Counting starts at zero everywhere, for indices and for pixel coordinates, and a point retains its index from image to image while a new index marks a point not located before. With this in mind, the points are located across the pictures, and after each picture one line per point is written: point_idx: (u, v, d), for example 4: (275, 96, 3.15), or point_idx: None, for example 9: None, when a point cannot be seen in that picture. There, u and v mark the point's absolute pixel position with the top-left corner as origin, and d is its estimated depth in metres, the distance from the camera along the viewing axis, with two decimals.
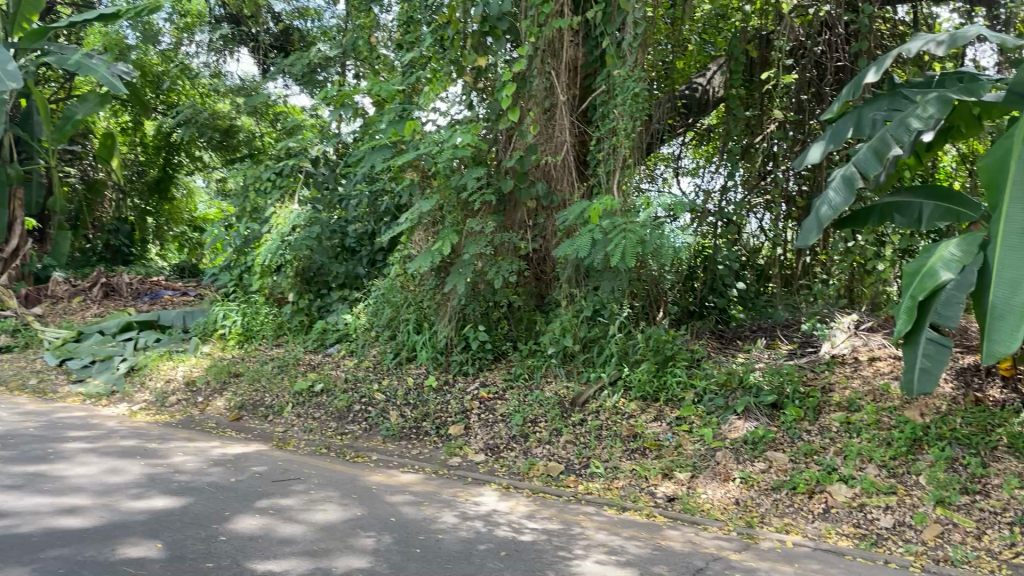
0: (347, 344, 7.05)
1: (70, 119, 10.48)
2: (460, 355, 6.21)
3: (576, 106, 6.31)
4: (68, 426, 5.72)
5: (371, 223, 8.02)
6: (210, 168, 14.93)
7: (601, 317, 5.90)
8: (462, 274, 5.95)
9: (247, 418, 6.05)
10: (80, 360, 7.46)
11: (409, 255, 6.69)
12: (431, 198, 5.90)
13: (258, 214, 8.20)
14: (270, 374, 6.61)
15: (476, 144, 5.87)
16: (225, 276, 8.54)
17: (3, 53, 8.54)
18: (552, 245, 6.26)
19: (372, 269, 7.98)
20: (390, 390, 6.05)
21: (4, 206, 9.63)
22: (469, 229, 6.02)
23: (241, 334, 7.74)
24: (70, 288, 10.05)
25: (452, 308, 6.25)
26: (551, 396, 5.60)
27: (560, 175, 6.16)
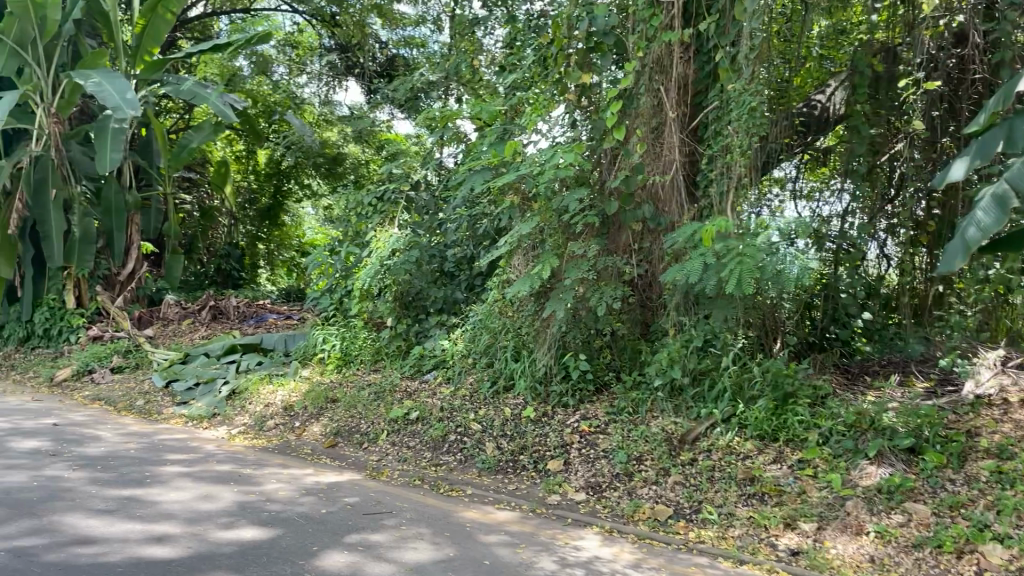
0: (444, 370, 6.84)
1: (185, 148, 10.93)
2: (560, 387, 5.88)
3: (686, 124, 5.91)
4: (168, 448, 5.73)
5: (471, 247, 7.82)
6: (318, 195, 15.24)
7: (714, 348, 5.50)
8: (564, 300, 5.64)
9: (342, 445, 5.92)
10: (184, 382, 7.55)
11: (508, 280, 6.47)
12: (532, 220, 5.66)
13: (359, 239, 8.17)
14: (367, 400, 6.46)
15: (580, 164, 5.59)
16: (326, 299, 8.54)
17: (123, 83, 8.86)
18: (659, 270, 5.91)
19: (471, 294, 7.78)
20: (487, 420, 5.79)
21: (122, 231, 10.03)
22: (572, 253, 5.73)
23: (339, 358, 7.56)
24: (181, 310, 10.31)
25: (551, 336, 5.92)
26: (658, 432, 5.20)
27: (669, 196, 5.80)
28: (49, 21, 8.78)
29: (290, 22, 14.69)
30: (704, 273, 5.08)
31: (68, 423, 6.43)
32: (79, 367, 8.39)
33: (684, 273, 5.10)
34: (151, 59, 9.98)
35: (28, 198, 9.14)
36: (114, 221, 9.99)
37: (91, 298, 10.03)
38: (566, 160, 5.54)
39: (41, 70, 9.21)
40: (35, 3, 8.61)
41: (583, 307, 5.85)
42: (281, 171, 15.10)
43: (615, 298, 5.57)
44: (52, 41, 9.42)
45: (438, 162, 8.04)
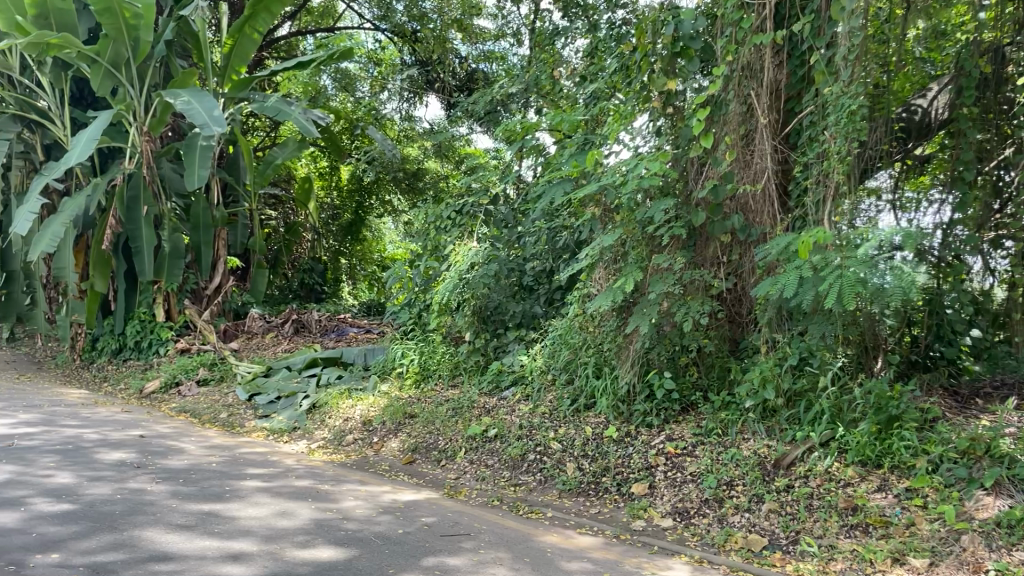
0: (523, 387, 6.68)
1: (271, 164, 11.22)
2: (643, 406, 5.64)
3: (778, 131, 5.63)
4: (249, 462, 5.73)
5: (550, 261, 7.64)
6: (398, 211, 15.35)
7: (810, 367, 5.18)
8: (648, 315, 5.38)
9: (420, 462, 5.81)
10: (267, 396, 7.60)
11: (590, 294, 6.27)
12: (615, 231, 5.47)
13: (438, 252, 8.11)
14: (445, 417, 6.34)
15: (665, 173, 5.37)
16: (405, 314, 8.51)
17: (211, 101, 9.07)
18: (750, 283, 5.61)
19: (550, 308, 7.60)
20: (567, 439, 5.59)
21: (209, 246, 10.29)
22: (657, 265, 5.51)
23: (418, 373, 7.47)
24: (265, 324, 10.45)
25: (635, 352, 5.69)
26: (750, 456, 4.93)
27: (761, 206, 5.51)
28: (142, 42, 9.10)
29: (372, 40, 14.91)
30: (800, 286, 4.80)
31: (154, 435, 6.54)
32: (167, 379, 8.60)
33: (779, 287, 4.83)
34: (237, 78, 10.24)
35: (122, 215, 9.48)
36: (202, 236, 10.26)
37: (180, 311, 10.30)
38: (651, 169, 5.34)
39: (135, 91, 9.56)
40: (129, 26, 8.94)
41: (668, 322, 5.61)
42: (363, 187, 15.28)
43: (703, 313, 5.31)
44: (146, 62, 9.76)
45: (517, 176, 7.92)
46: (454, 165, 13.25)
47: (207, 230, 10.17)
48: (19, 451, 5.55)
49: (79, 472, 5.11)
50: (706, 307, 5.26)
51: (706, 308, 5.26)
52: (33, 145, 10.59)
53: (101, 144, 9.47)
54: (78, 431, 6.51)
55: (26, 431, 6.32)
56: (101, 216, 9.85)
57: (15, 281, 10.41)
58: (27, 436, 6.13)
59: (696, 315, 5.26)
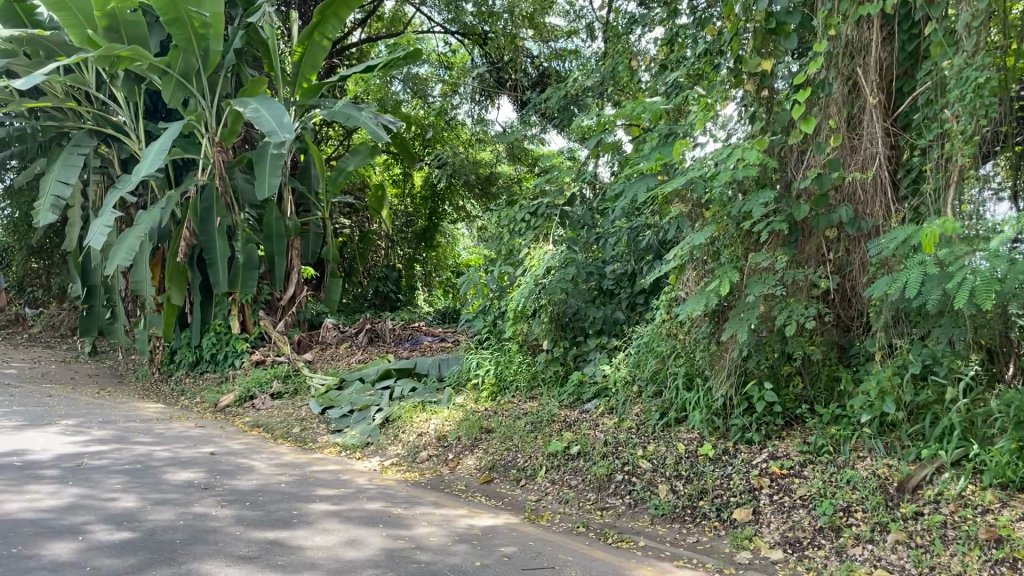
0: (606, 399, 6.21)
1: (342, 171, 11.08)
2: (741, 419, 5.15)
3: (887, 113, 5.04)
4: (319, 482, 5.44)
5: (632, 263, 7.12)
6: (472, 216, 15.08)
7: (935, 376, 4.57)
8: (745, 320, 4.88)
9: (498, 481, 5.42)
10: (339, 409, 7.32)
11: (677, 298, 5.79)
12: (707, 229, 4.98)
13: (513, 257, 7.72)
14: (523, 432, 5.93)
15: (762, 162, 4.84)
16: (478, 322, 8.16)
17: (279, 109, 8.93)
18: (861, 283, 5.05)
19: (633, 314, 7.10)
20: (658, 457, 5.11)
21: (282, 256, 10.15)
22: (757, 264, 4.97)
23: (494, 385, 7.08)
24: (340, 334, 10.22)
25: (731, 361, 5.18)
26: (869, 477, 4.38)
27: (872, 195, 4.93)
28: (211, 52, 9.06)
29: (443, 44, 14.70)
30: (923, 285, 4.23)
31: (225, 452, 6.35)
32: (241, 392, 8.45)
33: (898, 286, 4.27)
34: (306, 85, 10.10)
35: (195, 226, 9.42)
36: (275, 246, 10.12)
37: (254, 323, 10.21)
38: (745, 159, 4.83)
39: (206, 101, 9.53)
40: (198, 36, 8.89)
41: (767, 327, 5.09)
42: (436, 193, 15.00)
43: (809, 316, 4.75)
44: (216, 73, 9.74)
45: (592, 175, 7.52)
46: (527, 167, 12.93)
47: (280, 240, 10.02)
48: (88, 472, 5.41)
49: (144, 495, 4.91)
50: (812, 311, 4.71)
51: (813, 311, 4.71)
52: (111, 160, 10.78)
53: (174, 156, 9.44)
54: (150, 448, 6.38)
55: (99, 450, 6.21)
56: (176, 228, 9.86)
57: (98, 295, 10.57)
58: (98, 455, 6.02)
59: (801, 320, 4.71)
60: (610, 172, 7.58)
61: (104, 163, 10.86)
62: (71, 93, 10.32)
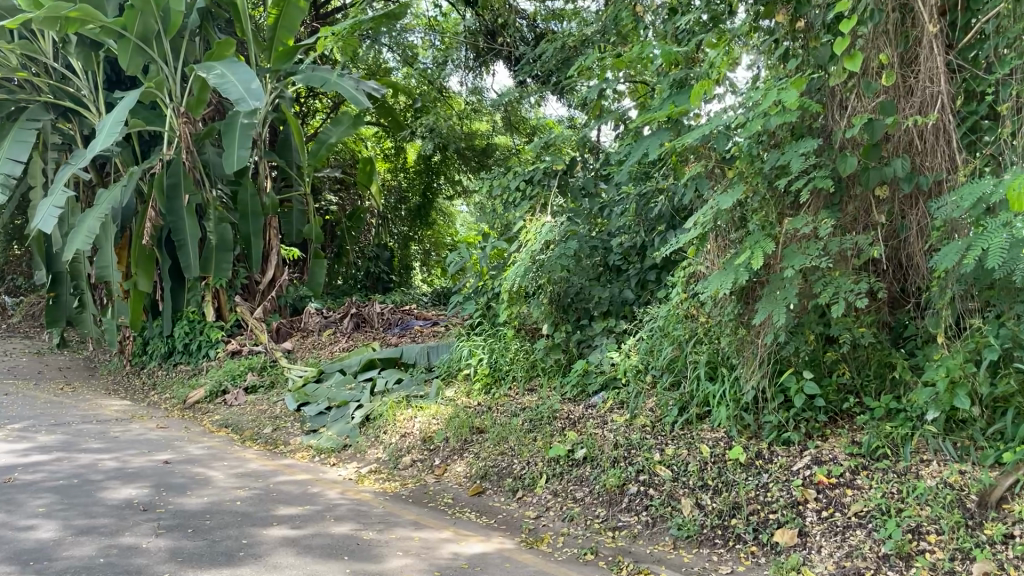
0: (616, 391, 5.39)
1: (324, 143, 10.00)
2: (775, 416, 4.38)
3: (949, 47, 4.13)
4: (282, 497, 4.66)
5: (642, 234, 6.23)
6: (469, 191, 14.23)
7: (1018, 362, 3.72)
8: (782, 299, 4.05)
9: (491, 493, 4.64)
10: (316, 406, 6.49)
11: (697, 273, 4.98)
12: (736, 189, 4.14)
13: (508, 232, 6.96)
14: (521, 432, 5.14)
15: (803, 105, 3.99)
16: (471, 304, 7.33)
17: (246, 73, 8.08)
18: (919, 251, 4.23)
19: (643, 293, 6.23)
20: (678, 463, 4.32)
21: (259, 237, 9.31)
22: (795, 231, 4.15)
23: (489, 375, 6.24)
24: (322, 320, 9.35)
25: (763, 348, 4.37)
26: (940, 488, 3.60)
27: (932, 144, 4.06)
28: (171, 13, 8.15)
29: (433, 7, 13.76)
30: (1010, 252, 3.39)
31: (182, 459, 5.56)
32: (212, 387, 7.68)
33: (974, 255, 3.43)
34: (280, 49, 9.13)
35: (162, 206, 8.59)
36: (250, 226, 9.28)
37: (230, 310, 9.43)
38: (780, 104, 3.98)
39: (169, 68, 8.70)
40: None
41: (805, 306, 4.28)
42: (431, 168, 14.25)
43: (859, 292, 3.91)
44: (179, 36, 8.86)
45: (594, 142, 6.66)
46: (525, 138, 12.28)
47: (256, 219, 9.18)
48: (13, 492, 4.64)
49: (69, 521, 4.14)
50: (864, 285, 3.87)
51: (865, 286, 3.87)
52: (73, 136, 9.95)
53: (135, 127, 8.59)
54: (96, 457, 5.60)
55: (36, 461, 5.44)
56: (141, 207, 9.03)
57: (64, 282, 9.71)
58: (33, 468, 5.24)
59: (850, 298, 3.86)
60: (613, 136, 6.75)
61: (66, 141, 10.01)
62: (26, 63, 9.46)
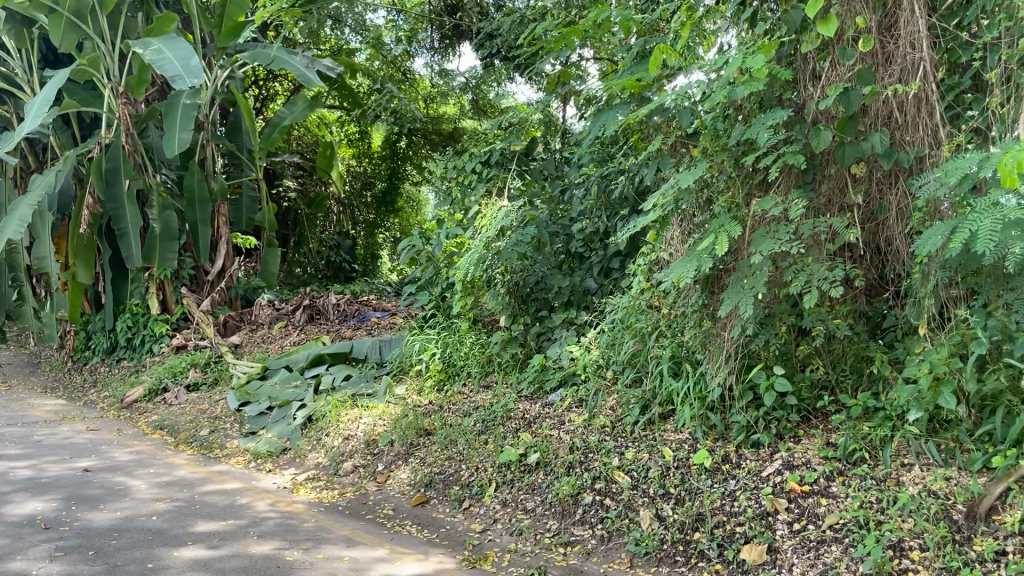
0: (575, 388, 4.99)
1: (277, 126, 9.49)
2: (744, 415, 4.01)
3: (935, 10, 3.74)
4: (205, 510, 4.22)
5: (604, 219, 5.77)
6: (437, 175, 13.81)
7: (1009, 357, 3.36)
8: (750, 288, 3.66)
9: (436, 502, 4.23)
10: (256, 406, 6.04)
11: (662, 259, 4.60)
12: (700, 166, 3.74)
13: (465, 218, 6.55)
14: (472, 434, 4.73)
15: (772, 73, 3.59)
16: (426, 295, 6.90)
17: (186, 48, 7.65)
18: (900, 235, 3.85)
19: (606, 282, 5.77)
20: (638, 469, 3.94)
21: (207, 225, 8.80)
22: (764, 212, 3.76)
23: (442, 371, 5.80)
24: (274, 312, 8.86)
25: (730, 342, 3.99)
26: (923, 497, 3.24)
27: (914, 116, 3.68)
28: None
29: None
30: (1002, 235, 3.03)
31: (104, 467, 5.10)
32: (151, 385, 7.20)
33: (962, 238, 3.06)
34: (227, 25, 8.60)
35: (100, 192, 8.04)
36: (197, 213, 8.76)
37: (177, 302, 8.92)
38: (747, 72, 3.58)
39: (106, 45, 8.16)
40: None
41: (775, 294, 3.90)
42: (397, 154, 13.66)
43: (833, 279, 3.53)
44: (117, 11, 8.31)
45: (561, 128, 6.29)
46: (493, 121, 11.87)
47: (202, 206, 8.66)
48: None
49: None
50: (839, 272, 3.49)
51: (840, 273, 3.50)
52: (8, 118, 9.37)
53: (70, 108, 8.06)
54: (9, 466, 5.13)
55: None
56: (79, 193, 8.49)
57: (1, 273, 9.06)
58: None
59: (825, 286, 3.48)
60: (577, 118, 6.30)
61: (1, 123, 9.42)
62: None
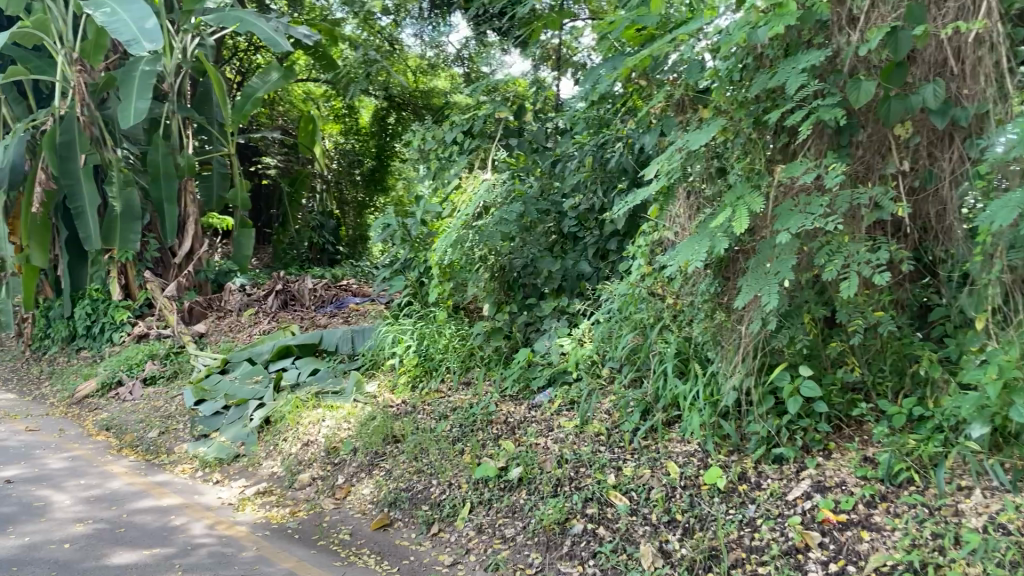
0: (565, 388, 4.34)
1: (249, 97, 8.78)
2: (764, 425, 3.36)
3: None
4: (130, 535, 3.59)
5: (599, 194, 5.04)
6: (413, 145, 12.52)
7: None
8: (776, 274, 2.99)
9: (401, 525, 3.60)
10: (212, 404, 5.40)
11: (666, 238, 3.93)
12: (714, 125, 3.08)
13: (444, 193, 5.89)
14: (445, 442, 4.10)
15: (806, 9, 2.92)
16: (402, 280, 6.23)
17: (141, 8, 6.95)
18: (953, 208, 3.19)
19: (602, 265, 5.07)
20: (639, 489, 3.31)
21: (173, 203, 8.13)
22: (792, 182, 3.10)
23: (417, 366, 5.15)
24: (245, 298, 8.20)
25: (749, 337, 3.33)
26: (994, 536, 2.61)
27: (973, 64, 3.01)
28: None
29: None
30: None
31: (28, 476, 4.44)
32: (104, 378, 6.56)
33: None
34: None
35: (53, 167, 7.36)
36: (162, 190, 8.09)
37: (140, 287, 8.29)
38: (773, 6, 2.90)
39: (57, 7, 7.46)
40: None
41: (803, 281, 3.24)
42: (386, 129, 12.72)
43: (876, 263, 2.87)
44: None
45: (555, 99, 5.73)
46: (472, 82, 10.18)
47: (167, 182, 7.98)
48: None
49: None
50: (884, 254, 2.83)
51: (885, 256, 2.83)
52: None
53: (19, 76, 7.35)
54: None
55: None
56: (32, 168, 7.80)
57: None
58: None
59: (867, 270, 2.81)
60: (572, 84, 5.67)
61: None
62: None
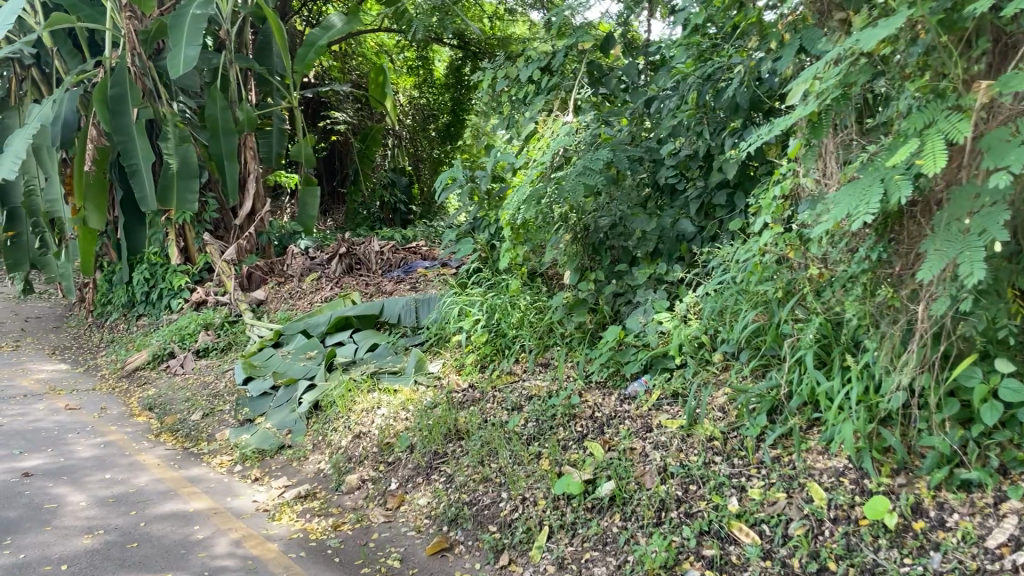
0: (666, 376, 3.52)
1: (312, 45, 8.05)
2: (944, 438, 2.48)
3: None
4: (138, 551, 2.99)
5: (705, 137, 4.07)
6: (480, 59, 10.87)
7: None
8: (985, 232, 2.06)
9: (463, 549, 2.90)
10: (260, 383, 4.81)
11: (803, 190, 3.06)
12: (903, 12, 2.11)
13: (518, 141, 5.07)
14: (516, 443, 3.35)
15: None
16: (472, 243, 5.47)
17: None
18: None
19: (708, 223, 4.16)
20: (773, 521, 2.51)
21: (233, 160, 7.55)
22: (1001, 103, 2.16)
23: (489, 344, 4.44)
24: (307, 261, 7.61)
25: (927, 322, 2.44)
26: None
27: None
28: None
29: None
30: None
31: (51, 468, 3.92)
32: (156, 350, 6.09)
33: None
34: None
35: (105, 123, 6.83)
36: (222, 147, 7.51)
37: (200, 250, 7.82)
38: None
39: None
40: None
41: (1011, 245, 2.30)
42: (461, 80, 11.85)
43: None
44: None
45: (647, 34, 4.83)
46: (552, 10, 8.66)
47: (227, 138, 7.40)
48: None
49: None
50: None
51: None
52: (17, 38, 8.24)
53: (66, 23, 6.82)
54: None
55: None
56: (85, 124, 7.31)
57: (21, 218, 7.98)
58: None
59: None
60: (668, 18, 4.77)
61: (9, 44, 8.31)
62: None
